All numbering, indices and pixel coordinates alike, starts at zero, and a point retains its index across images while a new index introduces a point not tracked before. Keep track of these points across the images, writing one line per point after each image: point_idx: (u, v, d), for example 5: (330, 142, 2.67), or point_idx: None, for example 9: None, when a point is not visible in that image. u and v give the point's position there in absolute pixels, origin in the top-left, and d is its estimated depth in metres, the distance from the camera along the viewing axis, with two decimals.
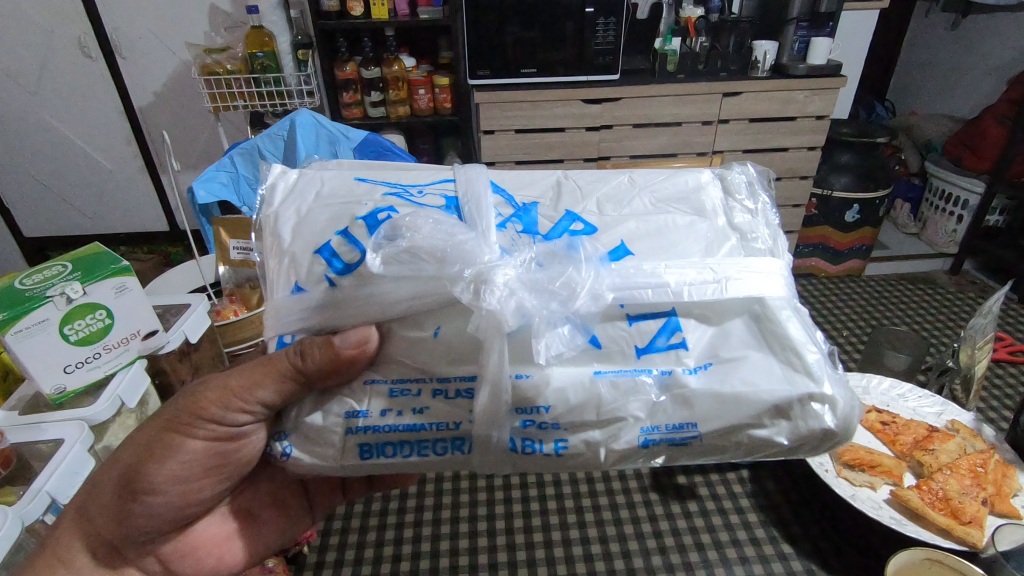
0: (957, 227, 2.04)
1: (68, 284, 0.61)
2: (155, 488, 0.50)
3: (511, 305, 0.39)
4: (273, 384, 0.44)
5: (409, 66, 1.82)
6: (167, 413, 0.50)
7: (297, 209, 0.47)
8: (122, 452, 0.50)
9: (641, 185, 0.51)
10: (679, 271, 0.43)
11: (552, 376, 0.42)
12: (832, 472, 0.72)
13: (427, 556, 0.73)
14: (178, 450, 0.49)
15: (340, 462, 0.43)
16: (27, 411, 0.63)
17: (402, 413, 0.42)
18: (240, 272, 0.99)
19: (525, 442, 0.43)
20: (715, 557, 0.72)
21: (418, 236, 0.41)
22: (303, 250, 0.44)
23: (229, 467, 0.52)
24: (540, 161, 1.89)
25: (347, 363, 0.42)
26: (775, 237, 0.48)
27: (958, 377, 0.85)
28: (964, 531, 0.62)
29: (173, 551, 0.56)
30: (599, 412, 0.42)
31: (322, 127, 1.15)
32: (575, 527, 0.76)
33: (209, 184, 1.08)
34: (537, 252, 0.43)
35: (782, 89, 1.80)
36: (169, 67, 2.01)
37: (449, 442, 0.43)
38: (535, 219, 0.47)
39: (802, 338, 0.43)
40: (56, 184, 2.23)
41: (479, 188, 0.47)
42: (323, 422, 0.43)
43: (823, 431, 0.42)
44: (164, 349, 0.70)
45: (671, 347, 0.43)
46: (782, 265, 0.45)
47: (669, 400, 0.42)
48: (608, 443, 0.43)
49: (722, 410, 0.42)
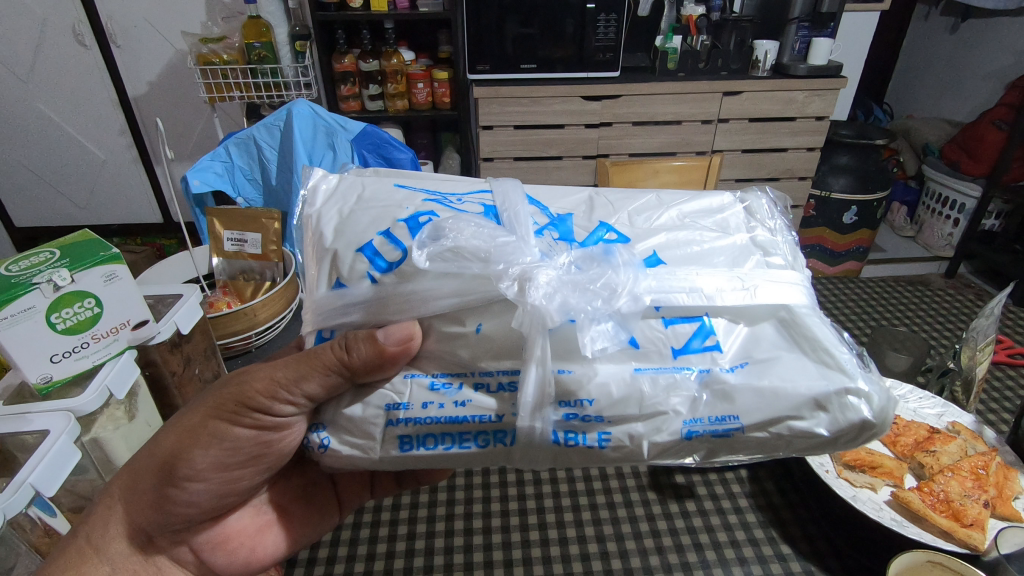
0: (953, 231, 2.05)
1: (56, 271, 0.58)
2: (197, 474, 0.50)
3: (555, 301, 0.39)
4: (319, 377, 0.43)
5: (408, 60, 1.80)
6: (211, 401, 0.50)
7: (339, 209, 0.46)
8: (163, 437, 0.50)
9: (667, 203, 0.51)
10: (709, 280, 0.43)
11: (596, 372, 0.41)
12: (833, 473, 0.70)
13: (421, 553, 0.71)
14: (223, 438, 0.49)
15: (381, 455, 0.41)
16: (12, 400, 0.61)
17: (443, 403, 0.41)
18: (234, 264, 0.98)
19: (567, 435, 0.41)
20: (714, 557, 0.70)
21: (462, 236, 0.41)
22: (346, 247, 0.43)
23: (269, 457, 0.52)
24: (540, 157, 1.88)
25: (392, 361, 0.41)
26: (794, 255, 0.48)
27: (959, 379, 0.84)
28: (966, 533, 0.61)
29: (206, 541, 0.58)
30: (642, 406, 0.41)
31: (319, 118, 1.12)
32: (572, 525, 0.75)
33: (204, 173, 1.06)
34: (573, 256, 0.42)
35: (781, 89, 1.80)
36: (165, 58, 1.98)
37: (492, 435, 0.41)
38: (570, 228, 0.46)
39: (832, 339, 0.42)
40: (45, 172, 2.19)
41: (514, 199, 0.47)
42: (363, 413, 0.42)
43: (862, 423, 0.41)
44: (154, 340, 0.67)
45: (706, 349, 0.42)
46: (800, 276, 0.45)
47: (709, 397, 0.41)
48: (650, 437, 0.41)
49: (764, 403, 0.41)
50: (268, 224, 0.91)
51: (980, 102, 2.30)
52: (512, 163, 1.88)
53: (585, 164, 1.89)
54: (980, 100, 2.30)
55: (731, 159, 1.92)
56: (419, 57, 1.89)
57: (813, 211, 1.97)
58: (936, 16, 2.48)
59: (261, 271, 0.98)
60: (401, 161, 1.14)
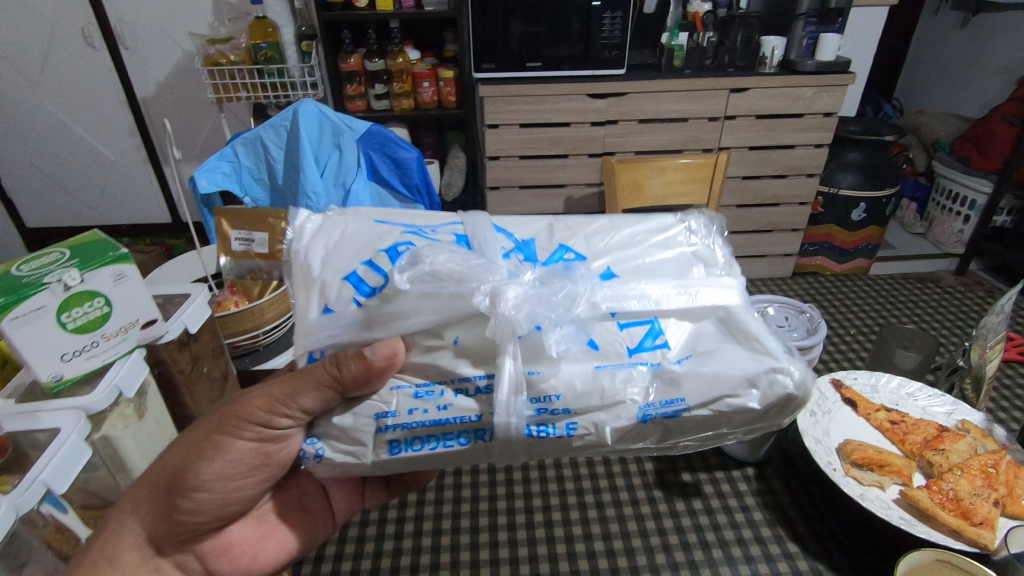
0: (964, 228, 2.04)
1: (66, 271, 0.58)
2: (202, 484, 0.52)
3: (522, 311, 0.40)
4: (313, 392, 0.44)
5: (414, 59, 1.81)
6: (216, 417, 0.52)
7: (325, 242, 0.46)
8: (171, 453, 0.52)
9: (618, 225, 0.50)
10: (656, 287, 0.44)
11: (561, 370, 0.42)
12: (840, 472, 0.69)
13: (428, 551, 0.72)
14: (226, 449, 0.51)
15: (372, 461, 0.43)
16: (24, 399, 0.61)
17: (427, 408, 0.42)
18: (241, 263, 0.99)
19: (539, 428, 0.42)
20: (719, 556, 0.70)
21: (438, 260, 0.42)
22: (332, 276, 0.44)
23: (271, 468, 0.53)
24: (546, 156, 1.87)
25: (379, 376, 0.42)
26: (730, 263, 0.48)
27: (969, 377, 0.83)
28: (975, 532, 0.60)
29: (211, 549, 0.58)
30: (603, 397, 0.41)
31: (326, 118, 1.13)
32: (578, 523, 0.75)
33: (211, 173, 1.06)
34: (537, 273, 0.43)
35: (790, 86, 1.78)
36: (173, 59, 1.99)
37: (472, 433, 0.42)
38: (533, 250, 0.47)
39: (763, 328, 0.44)
40: (57, 174, 2.22)
41: (484, 228, 0.47)
42: (353, 423, 0.43)
43: (786, 397, 0.42)
44: (163, 339, 0.67)
45: (657, 348, 0.43)
46: (735, 280, 0.46)
47: (659, 385, 0.43)
48: (611, 423, 0.42)
49: (707, 386, 0.42)
50: (277, 224, 0.95)
51: (990, 97, 2.28)
52: (519, 162, 1.87)
53: (591, 161, 1.88)
54: (992, 95, 2.27)
55: (738, 157, 1.90)
56: (425, 55, 1.89)
57: (822, 209, 1.98)
58: (947, 11, 2.45)
59: (269, 270, 0.98)
60: (406, 160, 1.16)
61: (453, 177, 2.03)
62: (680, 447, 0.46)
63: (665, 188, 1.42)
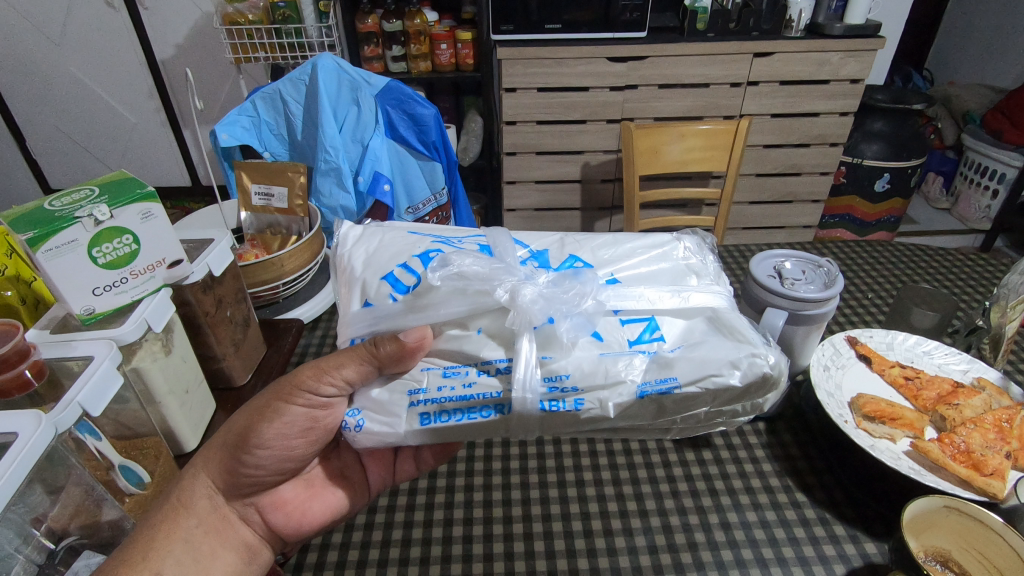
0: (992, 203, 2.00)
1: (96, 207, 0.60)
2: (263, 443, 0.56)
3: (537, 304, 0.45)
4: (355, 364, 0.47)
5: (432, 21, 1.81)
6: (278, 384, 0.56)
7: (366, 247, 0.51)
8: (236, 417, 0.57)
9: (621, 239, 0.56)
10: (652, 292, 0.49)
11: (571, 355, 0.45)
12: (851, 424, 0.69)
13: (443, 489, 0.69)
14: (283, 412, 0.55)
15: (404, 434, 0.45)
16: (59, 329, 0.63)
17: (454, 385, 0.45)
18: (262, 218, 1.01)
19: (551, 403, 0.44)
20: (727, 502, 0.68)
21: (465, 264, 0.47)
22: (372, 275, 0.49)
23: (320, 432, 0.57)
24: (564, 121, 1.85)
25: (410, 356, 0.46)
26: (718, 273, 0.53)
27: (988, 336, 0.82)
28: (984, 482, 0.61)
29: (268, 503, 0.61)
30: (607, 375, 0.44)
31: (344, 73, 1.12)
32: (589, 469, 0.72)
33: (232, 128, 1.07)
34: (550, 277, 0.48)
35: (817, 50, 1.72)
36: (192, 20, 1.99)
37: (491, 406, 0.44)
38: (548, 258, 0.52)
39: (745, 324, 0.48)
40: (81, 136, 2.26)
41: (504, 240, 0.53)
42: (389, 397, 0.46)
43: (764, 376, 0.46)
44: (188, 280, 0.69)
45: (653, 340, 0.47)
46: (721, 287, 0.51)
47: (652, 364, 0.46)
48: (614, 399, 0.44)
49: (696, 367, 0.45)
50: (296, 177, 0.96)
51: None
52: (536, 127, 1.86)
53: (609, 127, 1.86)
54: None
55: (760, 124, 1.86)
56: (443, 18, 1.89)
57: (845, 178, 1.95)
58: None
59: (287, 225, 0.99)
60: (424, 116, 1.18)
61: (470, 142, 2.03)
62: (677, 428, 0.49)
63: (682, 155, 1.40)
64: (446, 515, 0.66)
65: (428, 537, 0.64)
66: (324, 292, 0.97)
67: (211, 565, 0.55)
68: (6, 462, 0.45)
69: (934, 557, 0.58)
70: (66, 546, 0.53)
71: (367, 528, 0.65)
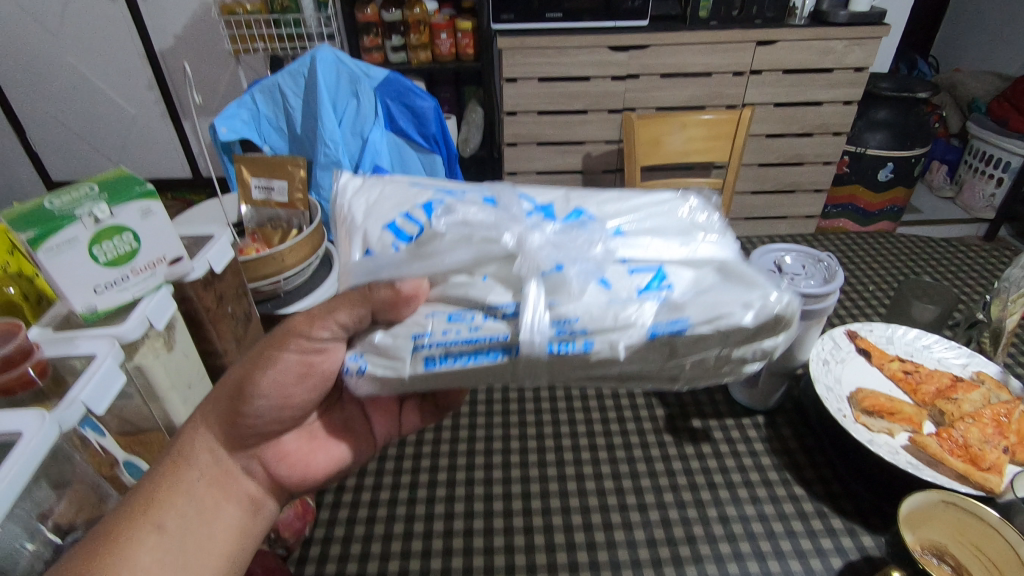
0: (995, 192, 1.98)
1: (96, 205, 0.60)
2: (260, 393, 0.52)
3: (544, 251, 0.43)
4: (349, 308, 0.46)
5: (432, 10, 1.79)
6: (273, 331, 0.52)
7: (366, 198, 0.50)
8: (230, 372, 0.54)
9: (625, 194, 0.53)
10: (661, 240, 0.46)
11: (580, 299, 0.42)
12: (850, 418, 0.69)
13: (444, 484, 0.70)
14: (278, 359, 0.51)
15: (410, 376, 0.44)
16: (60, 327, 0.64)
17: (460, 329, 0.43)
18: (262, 212, 1.01)
19: (560, 346, 0.41)
20: (726, 496, 0.68)
21: (471, 212, 0.46)
22: (374, 225, 0.47)
23: (318, 378, 0.53)
24: (565, 111, 1.84)
25: (408, 303, 0.43)
26: (726, 225, 0.51)
27: (988, 330, 0.82)
28: (982, 476, 0.61)
29: (272, 456, 0.57)
30: (616, 318, 0.42)
31: (343, 65, 1.11)
32: (589, 463, 0.73)
33: (231, 121, 1.07)
34: (556, 226, 0.46)
35: (821, 37, 1.70)
36: (190, 10, 1.98)
37: (499, 347, 0.42)
38: (551, 210, 0.49)
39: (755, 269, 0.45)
40: (80, 127, 2.25)
41: (506, 192, 0.50)
42: (394, 340, 0.44)
43: (777, 318, 0.43)
44: (189, 277, 0.70)
45: (664, 287, 0.43)
46: (729, 238, 0.48)
47: (665, 307, 0.42)
48: (625, 340, 0.42)
49: (710, 308, 0.42)
50: (296, 171, 0.95)
51: None
52: (537, 118, 1.85)
53: (609, 117, 1.85)
54: None
55: (762, 114, 1.85)
56: (443, 7, 1.88)
57: (847, 168, 1.93)
58: None
59: (288, 219, 0.99)
60: (423, 108, 1.16)
61: (470, 132, 2.02)
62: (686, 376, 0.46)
63: (684, 145, 1.39)
64: (447, 509, 0.67)
65: (430, 531, 0.64)
66: (325, 285, 0.97)
67: (215, 520, 0.51)
68: (11, 460, 0.46)
69: (930, 551, 0.59)
70: (71, 539, 0.52)
71: (369, 522, 0.65)
